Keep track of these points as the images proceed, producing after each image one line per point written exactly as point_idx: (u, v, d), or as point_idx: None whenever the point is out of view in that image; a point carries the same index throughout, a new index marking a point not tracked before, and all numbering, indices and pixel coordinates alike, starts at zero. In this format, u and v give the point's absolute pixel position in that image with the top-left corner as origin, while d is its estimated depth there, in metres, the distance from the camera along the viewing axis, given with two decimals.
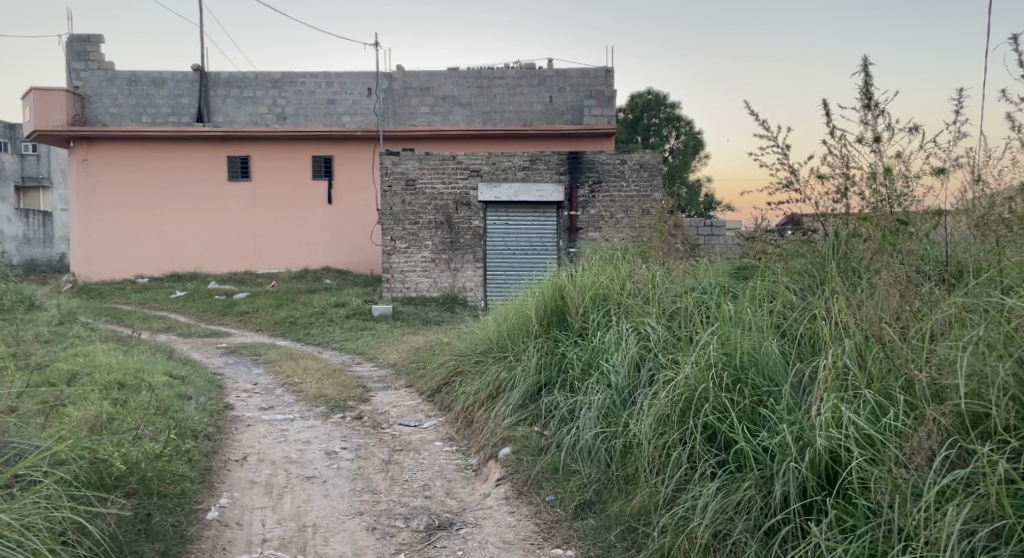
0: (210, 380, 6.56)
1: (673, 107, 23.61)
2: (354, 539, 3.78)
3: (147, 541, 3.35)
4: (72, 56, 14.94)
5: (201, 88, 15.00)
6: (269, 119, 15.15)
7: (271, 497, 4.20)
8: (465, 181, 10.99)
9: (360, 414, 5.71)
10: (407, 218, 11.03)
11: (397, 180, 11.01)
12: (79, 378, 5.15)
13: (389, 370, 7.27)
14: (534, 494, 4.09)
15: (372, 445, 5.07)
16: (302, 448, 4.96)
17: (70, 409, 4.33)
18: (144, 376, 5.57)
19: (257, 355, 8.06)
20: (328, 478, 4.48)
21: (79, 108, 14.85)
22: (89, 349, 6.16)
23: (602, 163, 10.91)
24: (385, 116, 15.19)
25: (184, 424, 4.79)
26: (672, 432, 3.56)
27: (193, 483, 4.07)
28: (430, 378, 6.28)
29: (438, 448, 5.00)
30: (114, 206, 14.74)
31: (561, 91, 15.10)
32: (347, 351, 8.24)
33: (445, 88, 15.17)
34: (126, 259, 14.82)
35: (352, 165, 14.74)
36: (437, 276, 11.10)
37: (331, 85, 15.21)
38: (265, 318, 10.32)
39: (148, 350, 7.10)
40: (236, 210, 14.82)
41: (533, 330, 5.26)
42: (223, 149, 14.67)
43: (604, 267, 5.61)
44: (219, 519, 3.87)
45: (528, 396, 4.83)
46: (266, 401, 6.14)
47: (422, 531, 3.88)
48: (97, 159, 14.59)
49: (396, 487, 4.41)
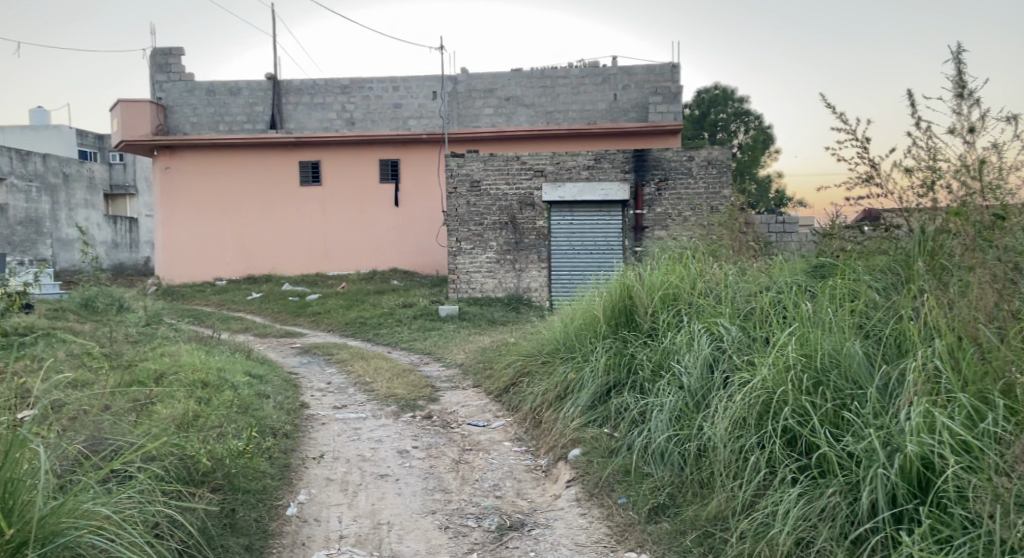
0: (286, 379, 6.75)
1: (741, 102, 23.15)
2: (428, 538, 3.83)
3: (232, 535, 3.47)
4: (155, 68, 15.65)
5: (274, 96, 15.50)
6: (338, 124, 15.55)
7: (346, 495, 4.29)
8: (529, 181, 11.00)
9: (429, 414, 5.79)
10: (472, 219, 11.11)
11: (461, 181, 11.11)
12: (167, 377, 5.38)
13: (457, 369, 7.34)
14: (605, 496, 4.05)
15: (443, 444, 5.13)
16: (375, 446, 5.06)
17: (159, 407, 4.54)
18: (226, 376, 5.80)
19: (329, 354, 8.27)
20: (401, 477, 4.55)
21: (162, 118, 15.53)
22: (174, 349, 6.45)
23: (668, 160, 10.77)
24: (450, 118, 15.36)
25: (264, 422, 4.96)
26: (749, 436, 3.48)
27: (274, 480, 4.21)
28: (497, 377, 6.33)
29: (508, 449, 5.03)
30: (193, 212, 15.37)
31: (625, 89, 15.00)
32: (416, 350, 8.39)
33: (509, 89, 15.24)
34: (205, 262, 15.42)
35: (419, 168, 14.96)
36: (502, 276, 11.13)
37: (398, 89, 15.48)
38: (336, 318, 10.57)
39: (229, 350, 7.38)
40: (307, 214, 15.23)
41: (601, 330, 5.22)
42: (295, 155, 15.11)
43: (672, 266, 5.51)
44: (299, 515, 3.99)
45: (597, 396, 4.79)
46: (339, 400, 6.30)
47: (494, 532, 3.90)
48: (178, 166, 15.25)
49: (467, 487, 4.44)
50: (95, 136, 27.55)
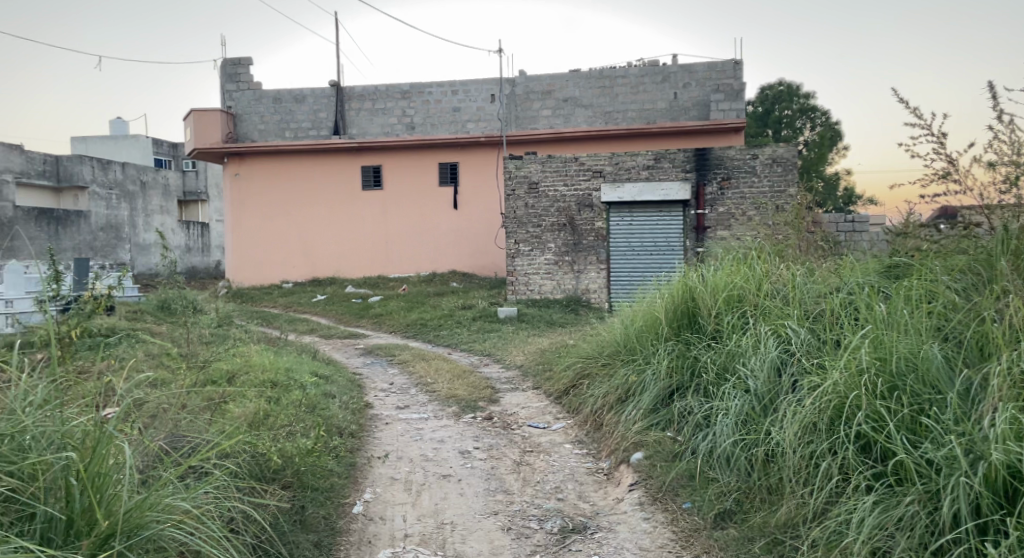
0: (350, 380, 6.91)
1: (807, 98, 22.54)
2: (490, 538, 3.85)
3: (302, 531, 3.57)
4: (225, 78, 16.21)
5: (337, 103, 15.88)
6: (399, 129, 15.83)
7: (409, 494, 4.36)
8: (588, 182, 10.95)
9: (489, 415, 5.83)
10: (530, 221, 11.13)
11: (520, 183, 11.15)
12: (238, 377, 5.58)
13: (516, 371, 7.36)
14: (670, 501, 4.00)
15: (504, 446, 5.16)
16: (437, 446, 5.12)
17: (231, 405, 4.71)
18: (294, 376, 5.98)
19: (391, 356, 8.39)
20: (463, 478, 4.59)
21: (232, 126, 16.08)
22: (246, 349, 6.68)
23: (730, 159, 10.60)
24: (508, 121, 15.44)
25: (331, 421, 5.09)
26: (820, 442, 3.39)
27: (340, 478, 4.31)
28: (557, 380, 6.32)
29: (568, 451, 5.01)
30: (260, 216, 15.85)
31: (686, 87, 14.78)
32: (475, 352, 8.46)
33: (567, 90, 15.22)
34: (273, 265, 15.88)
35: (478, 171, 15.05)
36: (561, 278, 11.10)
37: (456, 93, 15.63)
38: (397, 320, 10.73)
39: (296, 351, 7.60)
40: (368, 217, 15.51)
41: (663, 332, 5.16)
42: (357, 159, 15.42)
43: (736, 267, 5.40)
44: (364, 513, 4.07)
45: (659, 399, 4.74)
46: (401, 401, 6.39)
47: (557, 534, 3.90)
48: (246, 173, 15.77)
49: (529, 489, 4.45)
50: (170, 145, 28.73)
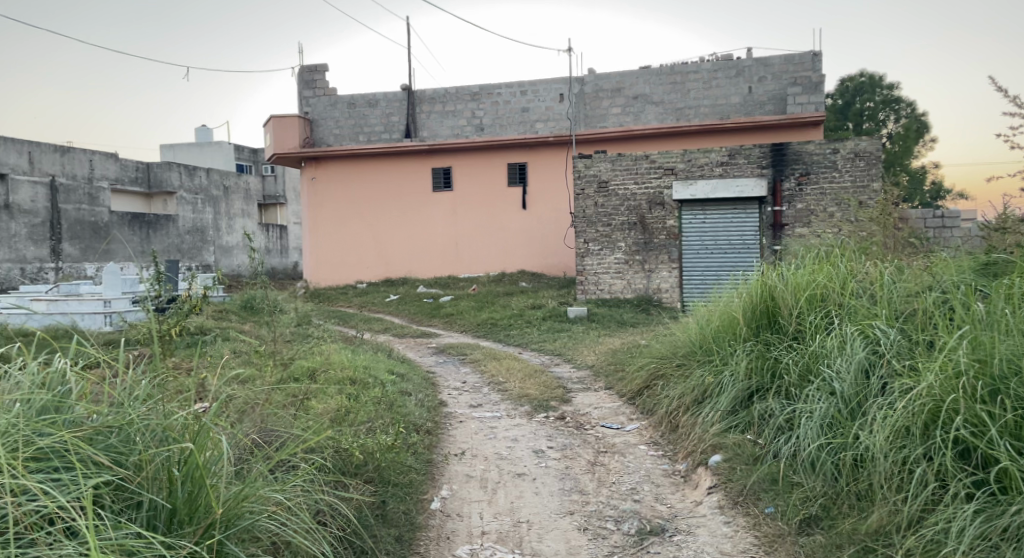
0: (424, 378, 7.03)
1: (891, 89, 21.66)
2: (567, 538, 3.85)
3: (384, 526, 3.68)
4: (303, 85, 16.74)
5: (409, 106, 16.18)
6: (469, 131, 16.02)
7: (486, 492, 4.40)
8: (659, 180, 10.79)
9: (562, 415, 5.82)
10: (600, 220, 11.05)
11: (590, 182, 11.09)
12: (318, 374, 5.76)
13: (588, 371, 7.32)
14: (751, 505, 3.91)
15: (577, 446, 5.14)
16: (511, 445, 5.15)
17: (313, 402, 4.86)
18: (372, 374, 6.14)
19: (463, 355, 8.47)
20: (538, 476, 4.60)
21: (309, 131, 16.58)
22: (324, 348, 6.88)
23: (809, 154, 10.30)
24: (577, 120, 15.40)
25: (408, 419, 5.20)
26: (913, 447, 3.27)
27: (418, 475, 4.40)
28: (630, 380, 6.25)
29: (643, 453, 4.96)
30: (336, 218, 16.28)
31: (761, 81, 14.42)
32: (545, 352, 8.46)
33: (637, 88, 15.06)
34: (347, 266, 16.29)
35: (547, 170, 15.03)
36: (631, 277, 10.96)
37: (526, 93, 15.67)
38: (468, 320, 10.83)
39: (372, 350, 7.78)
40: (439, 218, 15.72)
41: (741, 332, 5.03)
42: (428, 161, 15.66)
43: (819, 265, 5.22)
44: (442, 509, 4.14)
45: (738, 401, 4.62)
46: (474, 400, 6.45)
47: (634, 536, 3.87)
48: (322, 176, 16.24)
49: (604, 490, 4.43)
50: (251, 151, 29.86)
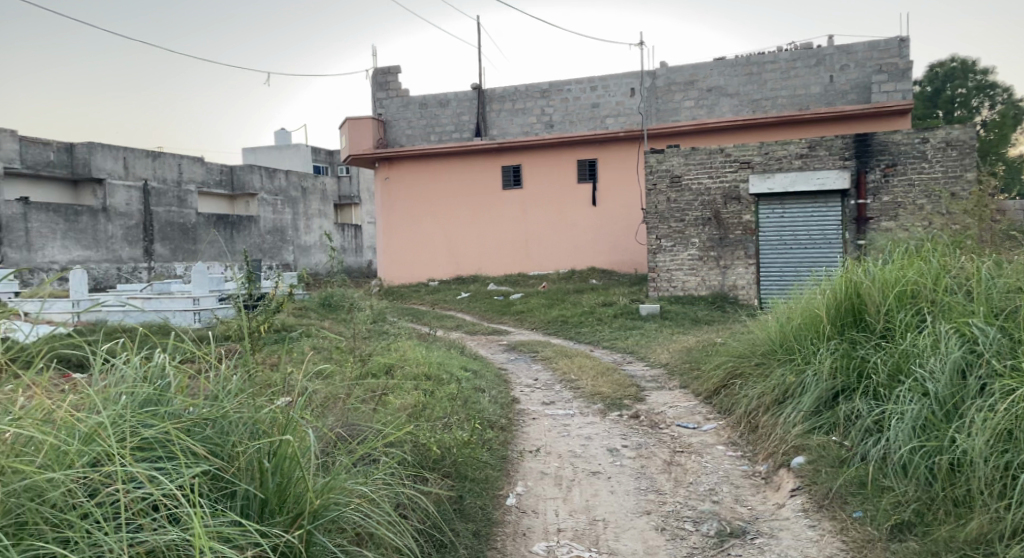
0: (497, 374, 7.09)
1: (985, 74, 20.52)
2: (645, 538, 3.80)
3: (461, 520, 3.74)
4: (377, 87, 17.11)
5: (479, 105, 16.31)
6: (539, 128, 16.03)
7: (560, 489, 4.39)
8: (734, 174, 10.54)
9: (636, 413, 5.76)
10: (673, 215, 10.86)
11: (662, 177, 10.92)
12: (395, 370, 5.88)
13: (661, 369, 7.22)
14: (837, 508, 3.77)
15: (653, 445, 5.08)
16: (585, 443, 5.13)
17: (391, 397, 4.97)
18: (448, 371, 6.23)
19: (534, 352, 8.49)
20: (613, 475, 4.57)
21: (382, 132, 16.93)
22: (400, 344, 7.03)
23: (896, 144, 9.90)
24: (649, 114, 15.20)
25: (483, 415, 5.26)
26: (1016, 452, 3.19)
27: (494, 470, 4.45)
28: (706, 379, 6.13)
29: (722, 453, 4.86)
30: (409, 218, 16.56)
31: (843, 69, 13.88)
32: (618, 349, 8.38)
33: (711, 79, 14.74)
34: (420, 265, 16.54)
35: (617, 166, 14.85)
36: (705, 274, 10.73)
37: (596, 89, 15.58)
38: (538, 317, 10.85)
39: (445, 346, 7.90)
40: (509, 216, 15.78)
41: (826, 331, 4.85)
42: (498, 160, 15.75)
43: (909, 260, 4.98)
44: (518, 505, 4.16)
45: (822, 401, 4.46)
46: (547, 397, 6.45)
47: (714, 537, 3.79)
48: (396, 176, 16.56)
49: (681, 490, 4.35)
50: (327, 152, 30.71)
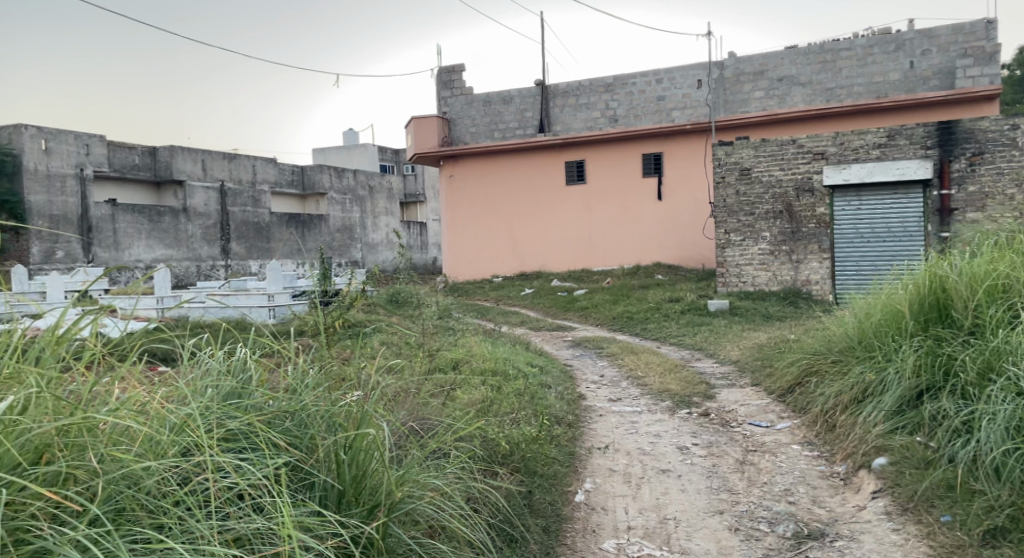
0: (563, 370, 7.08)
1: None
2: (718, 538, 3.73)
3: (531, 516, 3.75)
4: (441, 86, 17.29)
5: (543, 101, 16.29)
6: (603, 123, 15.89)
7: (630, 487, 4.35)
8: (807, 165, 10.23)
9: (706, 411, 5.66)
10: (742, 209, 10.62)
11: (731, 170, 10.68)
12: (462, 365, 5.94)
13: (731, 367, 7.06)
14: (924, 512, 3.61)
15: (724, 444, 4.97)
16: (654, 440, 5.06)
17: (458, 392, 5.02)
18: (515, 367, 6.26)
19: (600, 349, 8.41)
20: (684, 473, 4.50)
21: (447, 130, 17.10)
22: (466, 340, 7.09)
23: (982, 132, 9.43)
24: (717, 106, 14.88)
25: (550, 411, 5.26)
26: None
27: (562, 467, 4.45)
28: (779, 377, 5.97)
29: (797, 452, 4.72)
30: (473, 215, 16.70)
31: (925, 54, 13.27)
32: (685, 346, 8.24)
33: (783, 69, 14.33)
34: (484, 262, 16.66)
35: (684, 159, 14.57)
36: (777, 269, 10.43)
37: (661, 82, 15.35)
38: (603, 313, 10.76)
39: (510, 342, 7.93)
40: (573, 212, 15.71)
41: (908, 327, 4.65)
42: (562, 155, 15.70)
43: (1000, 253, 4.72)
44: (587, 502, 4.14)
45: (905, 401, 4.28)
46: (613, 393, 6.39)
47: (790, 539, 3.69)
48: (460, 174, 16.73)
49: (755, 490, 4.25)
50: (392, 151, 31.22)
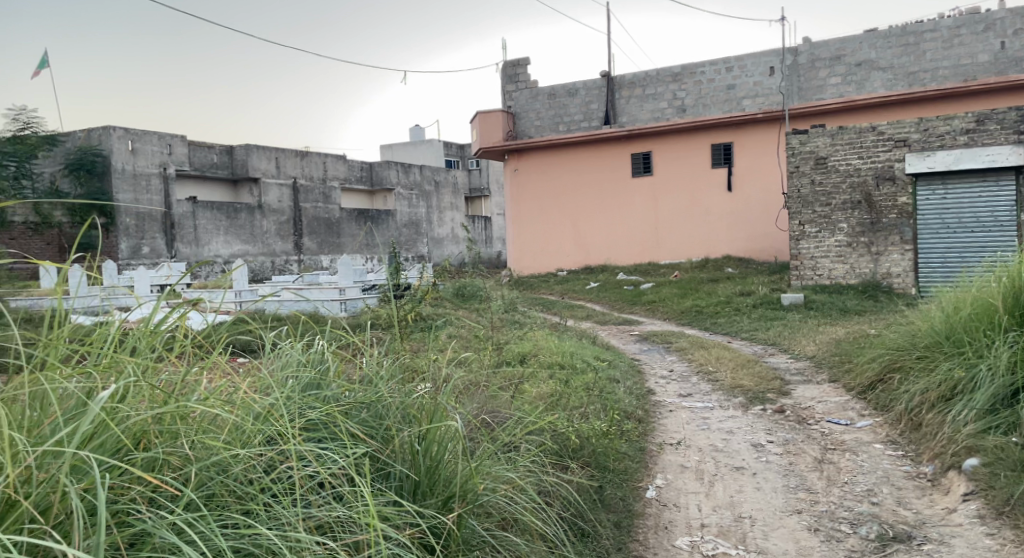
0: (631, 365, 7.01)
1: None
2: (797, 538, 3.61)
3: (603, 511, 3.73)
4: (507, 80, 17.34)
5: (609, 92, 16.14)
6: (671, 113, 15.63)
7: (702, 484, 4.26)
8: (888, 153, 9.81)
9: (782, 408, 5.49)
10: (817, 200, 10.27)
11: (805, 159, 10.33)
12: (530, 359, 5.94)
13: (808, 362, 6.84)
14: (1021, 517, 3.41)
15: (801, 442, 4.82)
16: (727, 437, 4.95)
17: (527, 386, 5.03)
18: (582, 361, 6.22)
19: (668, 343, 8.28)
20: (759, 471, 4.38)
21: (512, 124, 17.13)
22: (535, 334, 7.10)
23: None
24: (790, 93, 14.43)
25: (620, 405, 5.21)
26: None
27: (633, 462, 4.41)
28: (859, 373, 5.75)
29: (880, 452, 4.53)
30: (538, 209, 16.67)
31: (1018, 34, 12.57)
32: (758, 341, 8.03)
33: (861, 54, 13.79)
34: (549, 255, 16.61)
35: (755, 149, 14.18)
36: (854, 261, 10.06)
37: (732, 70, 14.99)
38: (671, 307, 10.59)
39: (577, 336, 7.89)
40: (640, 204, 15.51)
41: (1001, 321, 4.40)
42: (628, 147, 15.51)
43: None
44: (658, 498, 4.08)
45: (999, 399, 4.06)
46: (683, 389, 6.28)
47: (874, 541, 3.54)
48: (525, 168, 16.73)
49: (835, 490, 4.10)
50: (458, 147, 31.50)
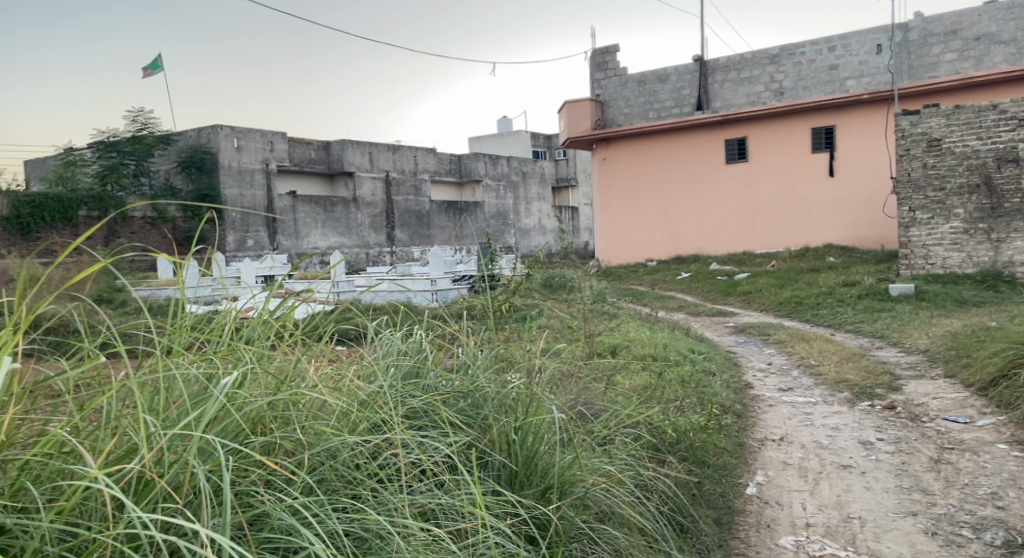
0: (727, 357, 6.80)
1: None
2: (912, 541, 3.40)
3: (703, 506, 3.63)
4: (595, 68, 17.13)
5: (701, 77, 15.69)
6: (767, 97, 15.04)
7: (807, 482, 4.08)
8: (1012, 132, 9.15)
9: (892, 404, 5.19)
10: (930, 184, 9.63)
11: (917, 142, 9.70)
12: (623, 350, 5.86)
13: (920, 356, 6.44)
14: None
15: (916, 440, 4.54)
16: (832, 434, 4.72)
17: (620, 378, 4.97)
18: (676, 352, 6.08)
19: (766, 335, 7.98)
20: (868, 470, 4.16)
21: (600, 113, 16.96)
22: (627, 325, 7.00)
23: None
24: (899, 72, 13.63)
25: (718, 400, 5.07)
26: None
27: (732, 457, 4.28)
28: (980, 369, 5.37)
29: (1006, 453, 4.21)
30: (628, 197, 16.43)
31: None
32: (863, 334, 7.63)
33: (980, 27, 12.86)
34: (639, 245, 16.35)
35: (859, 131, 13.47)
36: (973, 250, 9.42)
37: (834, 50, 14.27)
38: (768, 299, 10.21)
39: (669, 328, 7.74)
40: (734, 191, 15.04)
41: None
42: (722, 133, 15.06)
43: None
44: (759, 495, 3.95)
45: None
46: (783, 383, 6.05)
47: (1001, 548, 3.29)
48: (614, 157, 16.53)
49: (955, 492, 3.84)
50: (545, 137, 31.47)
